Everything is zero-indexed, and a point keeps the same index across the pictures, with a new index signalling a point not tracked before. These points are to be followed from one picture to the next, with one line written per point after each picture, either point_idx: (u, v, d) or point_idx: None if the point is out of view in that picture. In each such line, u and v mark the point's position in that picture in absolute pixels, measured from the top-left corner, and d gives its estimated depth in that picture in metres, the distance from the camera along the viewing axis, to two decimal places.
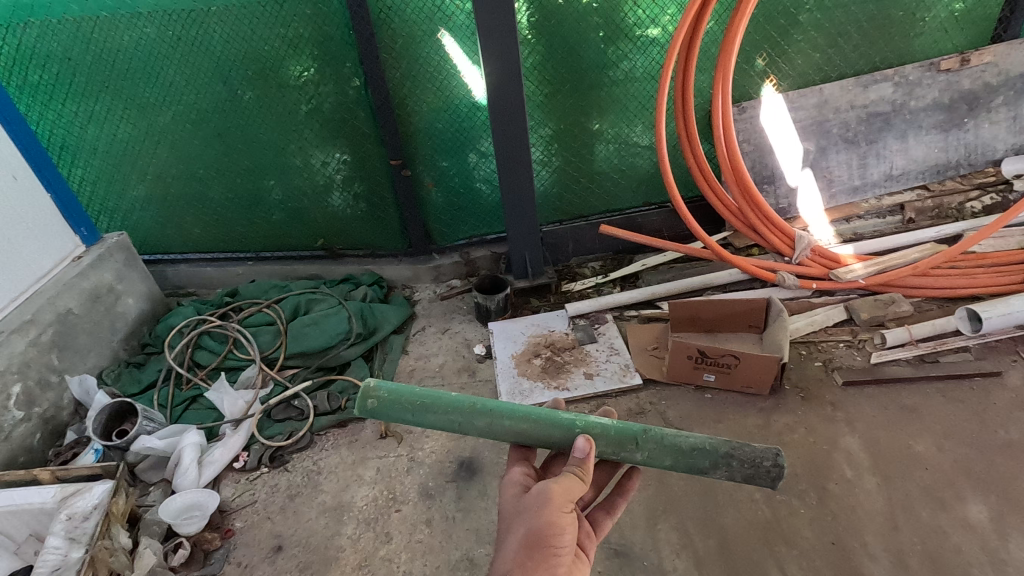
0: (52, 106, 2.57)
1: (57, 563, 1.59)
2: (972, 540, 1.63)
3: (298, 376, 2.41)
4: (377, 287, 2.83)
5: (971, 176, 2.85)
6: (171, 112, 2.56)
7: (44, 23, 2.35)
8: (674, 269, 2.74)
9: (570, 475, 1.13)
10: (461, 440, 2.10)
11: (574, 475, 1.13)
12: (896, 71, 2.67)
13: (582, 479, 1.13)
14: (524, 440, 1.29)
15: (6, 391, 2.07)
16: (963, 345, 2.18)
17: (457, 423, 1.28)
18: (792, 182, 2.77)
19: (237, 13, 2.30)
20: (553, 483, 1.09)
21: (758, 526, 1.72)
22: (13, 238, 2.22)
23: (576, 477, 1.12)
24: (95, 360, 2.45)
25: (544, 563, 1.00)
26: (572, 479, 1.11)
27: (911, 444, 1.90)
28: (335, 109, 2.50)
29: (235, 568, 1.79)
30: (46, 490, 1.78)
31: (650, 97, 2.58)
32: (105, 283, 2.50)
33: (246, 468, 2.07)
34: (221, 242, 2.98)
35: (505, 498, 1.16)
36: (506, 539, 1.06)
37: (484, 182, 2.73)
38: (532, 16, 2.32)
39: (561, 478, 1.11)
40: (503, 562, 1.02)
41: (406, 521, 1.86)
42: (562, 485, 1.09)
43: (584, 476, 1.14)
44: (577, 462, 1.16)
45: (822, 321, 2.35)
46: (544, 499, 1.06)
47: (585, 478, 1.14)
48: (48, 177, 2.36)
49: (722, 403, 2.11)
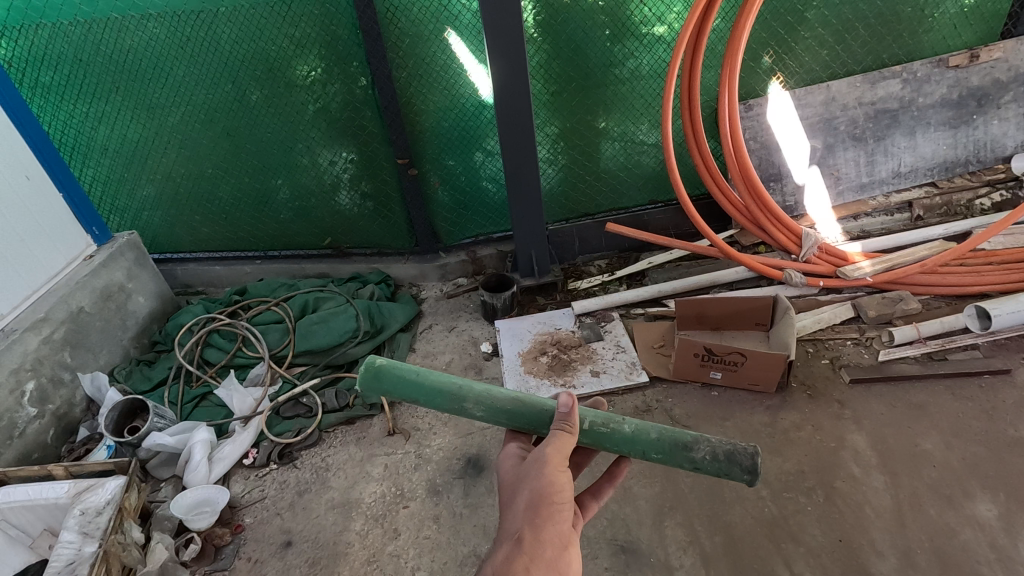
0: (62, 107, 2.60)
1: (70, 557, 1.61)
2: (980, 538, 1.63)
3: (306, 374, 2.42)
4: (384, 286, 2.85)
5: (981, 173, 2.83)
6: (179, 112, 2.58)
7: (55, 25, 2.38)
8: (680, 268, 2.74)
9: (560, 431, 1.13)
10: (467, 437, 2.11)
11: (565, 431, 1.13)
12: (904, 68, 2.66)
13: (571, 434, 1.13)
14: (520, 411, 1.26)
15: (20, 388, 2.09)
16: (971, 342, 2.18)
17: (458, 386, 1.27)
18: (799, 179, 2.76)
19: (246, 14, 2.32)
20: (547, 445, 1.10)
21: (765, 523, 1.73)
22: (24, 237, 2.25)
23: (567, 434, 1.12)
24: (107, 357, 2.47)
25: (549, 520, 1.00)
26: (562, 434, 1.12)
27: (918, 442, 1.89)
28: (342, 109, 2.52)
29: (245, 563, 1.81)
30: (59, 485, 1.79)
31: (656, 95, 2.58)
32: (116, 282, 2.52)
33: (255, 464, 2.09)
34: (229, 241, 3.01)
35: (503, 469, 1.15)
36: (509, 507, 1.04)
37: (490, 181, 2.74)
38: (537, 14, 2.33)
39: (551, 438, 1.11)
40: (509, 526, 1.01)
41: (413, 517, 1.87)
42: (554, 445, 1.10)
43: (572, 429, 1.15)
44: (563, 417, 1.15)
45: (829, 319, 2.35)
46: (541, 462, 1.07)
47: (572, 431, 1.14)
48: (60, 177, 2.39)
49: (728, 401, 2.11)
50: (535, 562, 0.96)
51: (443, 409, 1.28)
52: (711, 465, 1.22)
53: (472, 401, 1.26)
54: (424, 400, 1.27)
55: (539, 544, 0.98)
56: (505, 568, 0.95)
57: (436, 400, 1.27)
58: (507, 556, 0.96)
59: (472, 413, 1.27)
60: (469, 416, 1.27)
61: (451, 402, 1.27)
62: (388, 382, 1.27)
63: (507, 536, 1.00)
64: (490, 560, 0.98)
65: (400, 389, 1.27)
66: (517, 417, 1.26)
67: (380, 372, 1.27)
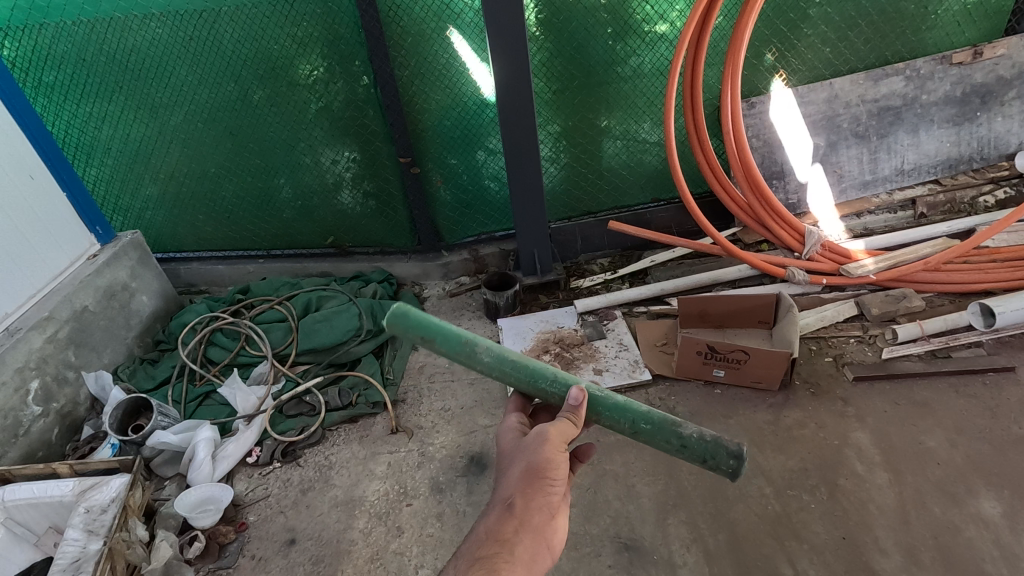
0: (66, 106, 2.61)
1: (76, 554, 1.62)
2: (985, 535, 1.62)
3: (309, 372, 2.43)
4: (387, 284, 2.86)
5: (985, 170, 2.82)
6: (182, 111, 2.59)
7: (59, 25, 2.39)
8: (683, 265, 2.74)
9: (565, 417, 1.14)
10: (470, 436, 2.12)
11: (570, 417, 1.14)
12: (907, 65, 2.65)
13: (575, 424, 1.14)
14: (523, 364, 1.25)
15: (25, 386, 2.10)
16: (975, 340, 2.17)
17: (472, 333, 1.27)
18: (802, 177, 2.76)
19: (248, 14, 2.33)
20: (549, 426, 1.11)
21: (768, 520, 1.72)
22: (28, 237, 2.26)
23: (570, 424, 1.12)
24: (111, 356, 2.48)
25: (539, 490, 1.04)
26: (566, 421, 1.13)
27: (922, 439, 1.89)
28: (345, 108, 2.52)
29: (249, 561, 1.81)
30: (64, 483, 1.80)
31: (659, 93, 2.58)
32: (119, 281, 2.53)
33: (258, 463, 2.10)
34: (232, 240, 3.01)
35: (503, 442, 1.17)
36: (505, 475, 1.07)
37: (493, 179, 2.75)
38: (540, 12, 2.33)
39: (556, 422, 1.12)
40: (506, 487, 1.05)
41: (417, 514, 1.87)
42: (557, 428, 1.10)
43: (576, 420, 1.14)
44: (570, 406, 1.15)
45: (832, 317, 2.34)
46: (541, 439, 1.08)
47: (577, 422, 1.14)
48: (64, 176, 2.40)
49: (731, 398, 2.11)
50: (523, 526, 1.00)
51: (454, 356, 1.25)
52: (698, 445, 1.21)
53: (484, 346, 1.25)
54: (439, 341, 1.24)
55: (527, 512, 1.02)
56: (496, 529, 1.00)
57: (450, 343, 1.24)
58: (498, 518, 1.01)
59: (481, 358, 1.24)
60: (477, 363, 1.25)
61: (463, 345, 1.24)
62: (412, 318, 1.25)
63: (499, 500, 1.04)
64: (482, 522, 1.03)
65: (420, 327, 1.25)
66: (522, 369, 1.25)
67: (405, 312, 1.25)
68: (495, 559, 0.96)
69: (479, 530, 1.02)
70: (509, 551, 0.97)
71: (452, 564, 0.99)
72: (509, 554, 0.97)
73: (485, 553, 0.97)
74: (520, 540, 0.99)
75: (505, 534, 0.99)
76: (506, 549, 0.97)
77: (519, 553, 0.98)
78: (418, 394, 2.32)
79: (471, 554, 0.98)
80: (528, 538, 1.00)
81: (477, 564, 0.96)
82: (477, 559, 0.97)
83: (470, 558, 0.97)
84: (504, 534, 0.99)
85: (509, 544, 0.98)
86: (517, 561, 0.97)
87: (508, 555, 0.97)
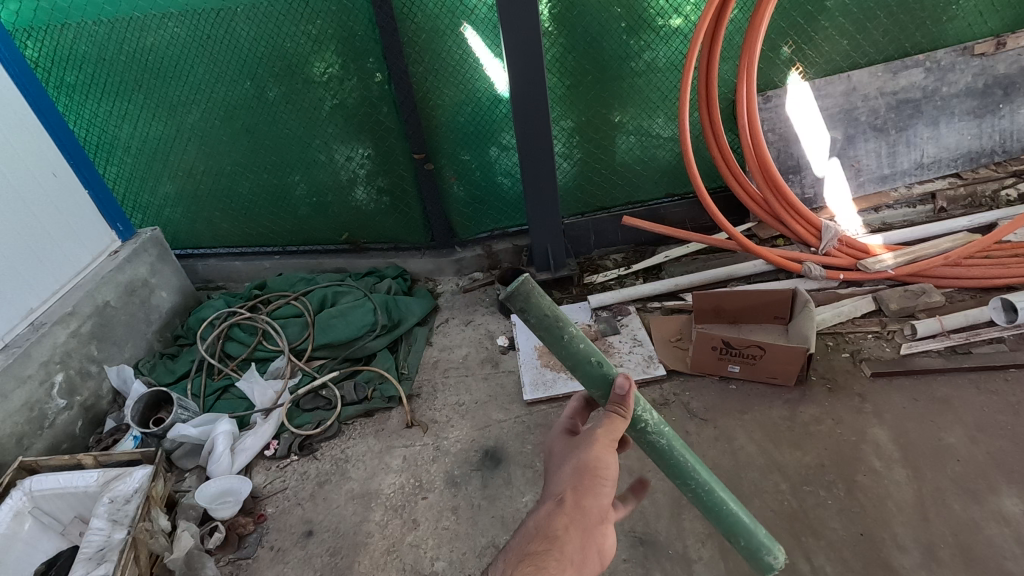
0: (87, 105, 2.65)
1: (100, 544, 1.67)
2: (1006, 532, 1.60)
3: (325, 367, 2.45)
4: (401, 280, 2.88)
5: (1006, 164, 2.77)
6: (200, 110, 2.62)
7: (80, 25, 2.43)
8: (698, 261, 2.72)
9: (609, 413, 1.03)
10: (485, 430, 2.13)
11: (610, 415, 1.03)
12: (927, 56, 2.61)
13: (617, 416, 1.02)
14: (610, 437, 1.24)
15: (49, 380, 2.15)
16: (996, 336, 2.13)
17: None
18: (819, 171, 2.72)
19: (264, 12, 2.35)
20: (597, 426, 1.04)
21: (784, 516, 1.72)
22: (50, 233, 2.30)
23: (620, 422, 1.02)
24: (132, 351, 2.53)
25: (591, 490, 1.01)
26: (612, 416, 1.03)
27: (942, 436, 1.87)
28: (358, 104, 2.54)
29: (268, 552, 1.85)
30: (88, 474, 1.85)
31: (673, 87, 2.56)
32: (140, 277, 2.58)
33: (276, 456, 2.13)
34: (250, 236, 3.05)
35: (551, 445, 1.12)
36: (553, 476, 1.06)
37: (505, 175, 2.75)
38: (553, 8, 2.33)
39: (600, 419, 1.03)
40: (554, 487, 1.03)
41: (433, 508, 1.89)
42: (603, 428, 1.02)
43: (626, 412, 1.02)
44: (617, 398, 1.02)
45: (850, 312, 2.31)
46: (587, 441, 1.03)
47: (626, 414, 1.02)
48: (85, 174, 2.45)
49: (746, 394, 2.09)
50: (574, 524, 0.99)
51: None
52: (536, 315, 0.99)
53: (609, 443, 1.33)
54: None
55: (580, 510, 1.00)
56: (546, 525, 0.99)
57: None
58: (549, 513, 1.00)
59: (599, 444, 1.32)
60: None
61: None
62: None
63: (550, 495, 1.03)
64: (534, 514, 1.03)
65: None
66: None
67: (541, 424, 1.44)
68: (544, 555, 0.97)
69: (530, 524, 1.02)
70: (558, 549, 0.97)
71: (502, 557, 1.01)
72: (559, 552, 0.97)
73: (534, 549, 0.98)
74: (569, 538, 0.98)
75: (556, 531, 0.98)
76: (556, 547, 0.97)
77: (569, 552, 0.97)
78: (432, 388, 2.34)
79: (522, 550, 0.99)
80: (578, 538, 0.99)
81: (526, 560, 0.97)
82: (528, 553, 0.98)
83: (520, 554, 0.98)
84: (554, 532, 0.98)
85: (559, 541, 0.98)
86: (567, 561, 0.97)
87: (558, 552, 0.97)
